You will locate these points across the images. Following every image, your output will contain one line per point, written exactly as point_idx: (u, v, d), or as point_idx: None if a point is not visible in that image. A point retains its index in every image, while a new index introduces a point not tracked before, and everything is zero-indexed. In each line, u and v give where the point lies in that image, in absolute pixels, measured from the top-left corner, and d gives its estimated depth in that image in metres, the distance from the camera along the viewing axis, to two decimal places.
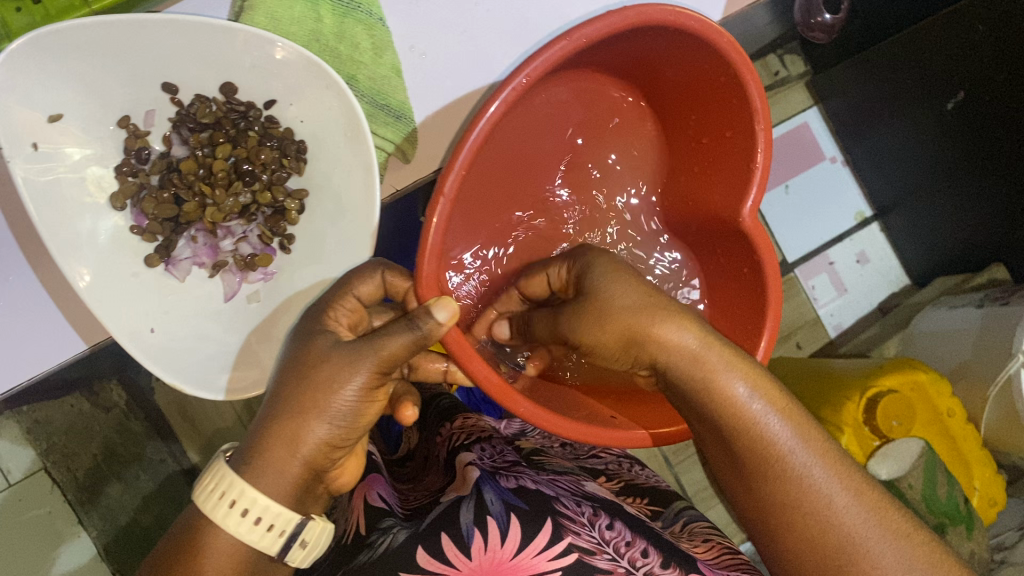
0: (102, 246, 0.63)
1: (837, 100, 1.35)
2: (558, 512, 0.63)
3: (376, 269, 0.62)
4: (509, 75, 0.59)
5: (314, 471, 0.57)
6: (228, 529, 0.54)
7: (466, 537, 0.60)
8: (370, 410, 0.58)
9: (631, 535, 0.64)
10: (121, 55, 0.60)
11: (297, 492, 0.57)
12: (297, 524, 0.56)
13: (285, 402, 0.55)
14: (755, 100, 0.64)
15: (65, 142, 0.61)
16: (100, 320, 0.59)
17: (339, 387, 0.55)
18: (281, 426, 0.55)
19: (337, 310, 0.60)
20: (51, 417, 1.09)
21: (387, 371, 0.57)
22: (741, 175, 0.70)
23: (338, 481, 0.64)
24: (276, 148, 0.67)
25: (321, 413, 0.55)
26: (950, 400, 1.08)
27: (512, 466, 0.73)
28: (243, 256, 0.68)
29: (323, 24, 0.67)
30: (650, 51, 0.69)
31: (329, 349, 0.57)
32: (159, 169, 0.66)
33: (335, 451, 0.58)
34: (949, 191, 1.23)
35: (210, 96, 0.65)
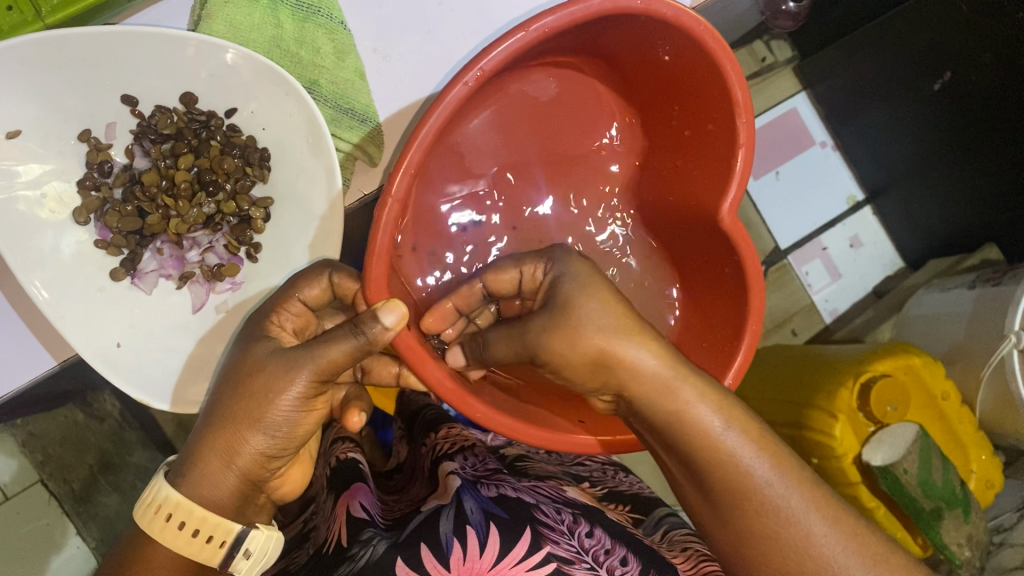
0: (65, 262, 0.63)
1: (825, 85, 1.34)
2: (538, 521, 0.62)
3: (321, 272, 0.62)
4: (462, 69, 0.58)
5: (251, 481, 0.60)
6: (165, 541, 0.56)
7: (445, 546, 0.59)
8: (307, 418, 0.60)
9: (610, 544, 0.64)
10: (77, 70, 0.59)
11: (235, 500, 0.59)
12: (238, 534, 0.58)
13: (222, 412, 0.58)
14: (738, 92, 0.64)
15: (23, 159, 0.61)
16: (65, 337, 0.59)
17: (277, 397, 0.57)
18: (217, 438, 0.58)
19: (281, 315, 0.62)
20: (45, 430, 1.07)
21: (324, 380, 0.58)
22: (720, 168, 0.69)
23: (280, 490, 0.66)
24: (239, 157, 0.67)
25: (255, 424, 0.57)
26: (944, 383, 1.07)
27: (493, 475, 0.74)
28: (210, 266, 0.68)
29: (283, 30, 0.66)
30: (630, 41, 0.68)
31: (269, 356, 0.58)
32: (122, 182, 0.66)
33: (271, 461, 0.61)
34: (937, 174, 1.22)
35: (170, 106, 0.64)
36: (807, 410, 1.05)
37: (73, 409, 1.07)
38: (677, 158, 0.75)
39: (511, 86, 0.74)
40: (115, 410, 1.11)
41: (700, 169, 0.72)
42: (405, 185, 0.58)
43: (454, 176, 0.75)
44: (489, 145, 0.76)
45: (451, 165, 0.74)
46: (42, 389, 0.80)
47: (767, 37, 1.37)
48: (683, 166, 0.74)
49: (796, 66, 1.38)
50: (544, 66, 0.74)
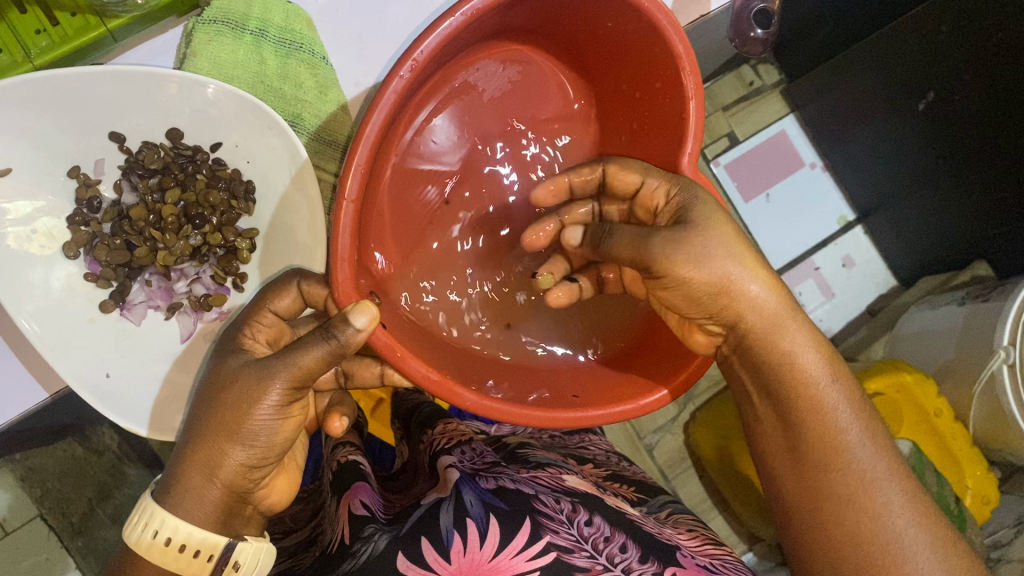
0: (55, 295, 0.64)
1: (812, 107, 1.36)
2: (538, 511, 0.66)
3: (289, 281, 0.64)
4: (397, 61, 0.59)
5: (235, 493, 0.61)
6: (154, 559, 0.56)
7: (446, 540, 0.61)
8: (286, 426, 0.61)
9: (610, 532, 0.67)
10: (63, 108, 0.61)
11: (221, 514, 0.60)
12: (225, 547, 0.59)
13: (202, 428, 0.59)
14: (679, 47, 0.64)
15: (12, 195, 0.62)
16: (54, 367, 0.60)
17: (254, 406, 0.58)
18: (197, 454, 0.59)
19: (253, 329, 0.64)
20: (44, 464, 1.08)
21: (301, 386, 0.60)
22: (673, 127, 0.69)
23: (267, 500, 0.66)
24: (225, 190, 0.69)
25: (234, 435, 0.59)
26: (936, 401, 1.09)
27: (492, 467, 0.76)
28: (198, 296, 0.69)
29: (266, 66, 0.69)
30: (572, 11, 0.68)
31: (243, 367, 0.60)
32: (111, 217, 0.67)
33: (254, 471, 0.62)
34: (925, 193, 1.23)
35: (157, 142, 0.66)
36: None
37: (71, 442, 1.06)
38: (633, 122, 0.75)
39: (457, 75, 0.74)
40: (112, 443, 1.10)
41: (656, 132, 0.72)
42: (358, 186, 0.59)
43: (408, 171, 0.75)
44: (447, 141, 0.77)
45: (409, 154, 0.75)
46: (37, 423, 0.80)
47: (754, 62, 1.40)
48: (637, 127, 0.75)
49: (783, 89, 1.40)
50: (493, 52, 0.75)
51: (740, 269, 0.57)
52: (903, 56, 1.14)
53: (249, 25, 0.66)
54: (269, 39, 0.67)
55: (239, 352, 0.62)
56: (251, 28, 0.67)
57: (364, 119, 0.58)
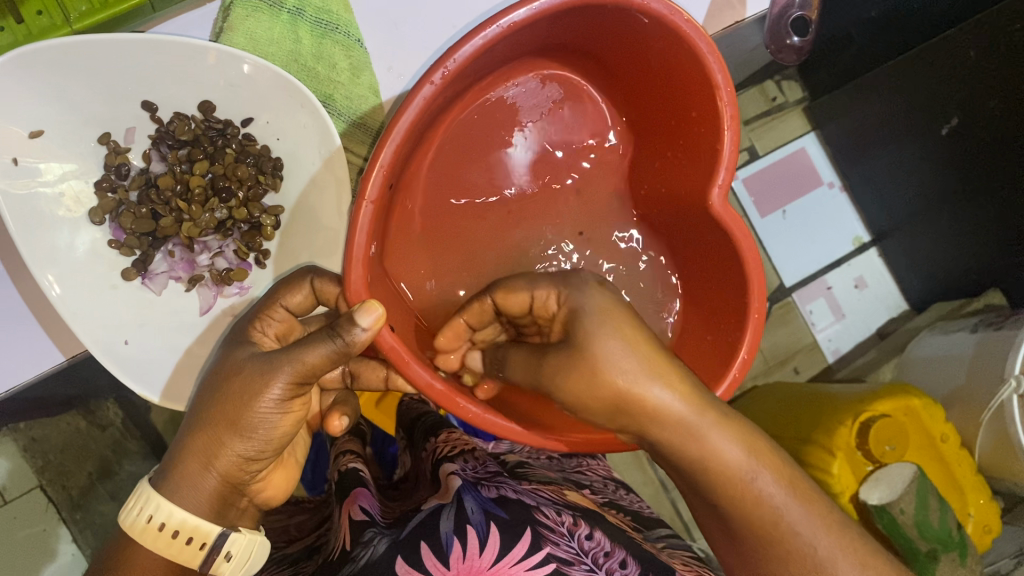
0: (79, 259, 0.64)
1: (835, 127, 1.36)
2: (539, 522, 0.66)
3: (301, 277, 0.63)
4: (430, 67, 0.57)
5: (231, 484, 0.60)
6: (146, 543, 0.55)
7: (446, 545, 0.62)
8: (286, 421, 0.59)
9: (610, 548, 0.68)
10: (99, 73, 0.61)
11: (217, 504, 0.59)
12: (217, 536, 0.57)
13: (202, 418, 0.58)
14: (717, 74, 0.62)
15: (43, 158, 0.62)
16: (73, 329, 0.60)
17: (255, 399, 0.57)
18: (196, 443, 0.58)
19: (263, 323, 0.62)
20: (47, 435, 1.09)
21: (305, 381, 0.58)
22: (706, 151, 0.67)
23: (262, 494, 0.64)
24: (253, 165, 0.68)
25: (234, 426, 0.57)
26: (944, 425, 1.05)
27: (493, 477, 0.77)
28: (220, 270, 0.69)
29: (301, 46, 0.69)
30: (607, 32, 0.67)
31: (248, 359, 0.58)
32: (138, 185, 0.67)
33: (252, 464, 0.60)
34: (943, 218, 1.23)
35: (189, 114, 0.66)
36: (807, 446, 1.03)
37: (76, 416, 1.08)
38: (667, 148, 0.73)
39: (492, 89, 0.73)
40: (117, 419, 1.11)
41: (691, 158, 0.70)
42: (380, 185, 0.58)
43: (445, 190, 0.74)
44: (471, 156, 0.74)
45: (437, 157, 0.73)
46: (49, 391, 0.81)
47: (779, 78, 1.36)
48: (671, 153, 0.72)
49: (807, 107, 1.38)
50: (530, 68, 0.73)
51: (644, 377, 0.46)
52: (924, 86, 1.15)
53: (287, 3, 0.67)
54: (306, 19, 0.67)
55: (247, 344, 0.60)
56: (288, 7, 0.67)
57: (402, 109, 0.57)
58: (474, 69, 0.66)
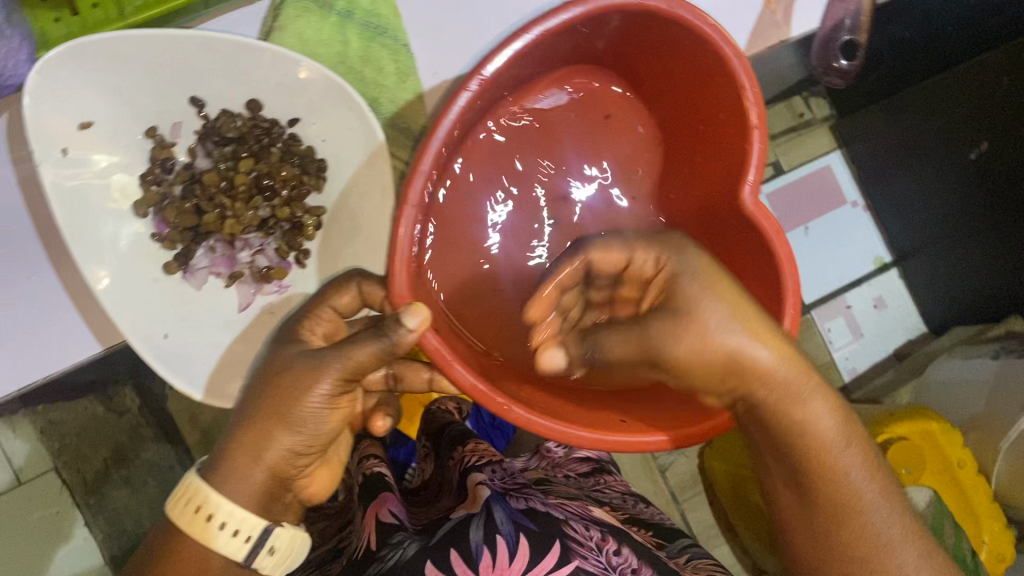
0: (122, 252, 0.64)
1: (862, 145, 1.35)
2: (568, 535, 0.66)
3: (349, 280, 0.63)
4: (463, 80, 0.59)
5: (279, 478, 0.59)
6: (194, 534, 0.56)
7: (475, 554, 0.64)
8: (333, 416, 0.60)
9: (637, 563, 0.67)
10: (152, 68, 0.62)
11: (264, 498, 0.59)
12: (263, 530, 0.57)
13: (252, 413, 0.57)
14: (739, 71, 0.61)
15: (92, 150, 0.63)
16: (115, 321, 0.60)
17: (305, 394, 0.57)
18: (247, 434, 0.57)
19: (311, 322, 0.62)
20: (66, 418, 1.09)
21: (354, 378, 0.58)
22: (732, 153, 0.66)
23: (306, 490, 0.65)
24: (297, 165, 0.68)
25: (285, 420, 0.57)
26: (961, 451, 1.05)
27: (522, 488, 0.77)
28: (260, 268, 0.70)
29: (349, 48, 0.69)
30: (634, 38, 0.67)
31: (298, 356, 0.58)
32: (183, 180, 0.67)
33: (299, 458, 0.60)
34: (970, 243, 1.21)
35: (236, 111, 0.66)
36: None
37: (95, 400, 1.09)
38: (697, 152, 0.72)
39: (524, 102, 0.73)
40: (134, 406, 1.12)
41: (719, 162, 0.69)
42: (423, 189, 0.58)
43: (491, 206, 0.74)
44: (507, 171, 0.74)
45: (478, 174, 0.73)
46: (74, 377, 0.82)
47: (807, 94, 1.37)
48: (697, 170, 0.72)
49: (833, 125, 1.38)
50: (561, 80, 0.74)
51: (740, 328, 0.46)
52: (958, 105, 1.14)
53: (336, 5, 0.68)
54: (354, 21, 0.68)
55: (296, 342, 0.60)
56: (338, 9, 0.68)
57: (445, 108, 0.58)
58: (510, 80, 0.67)
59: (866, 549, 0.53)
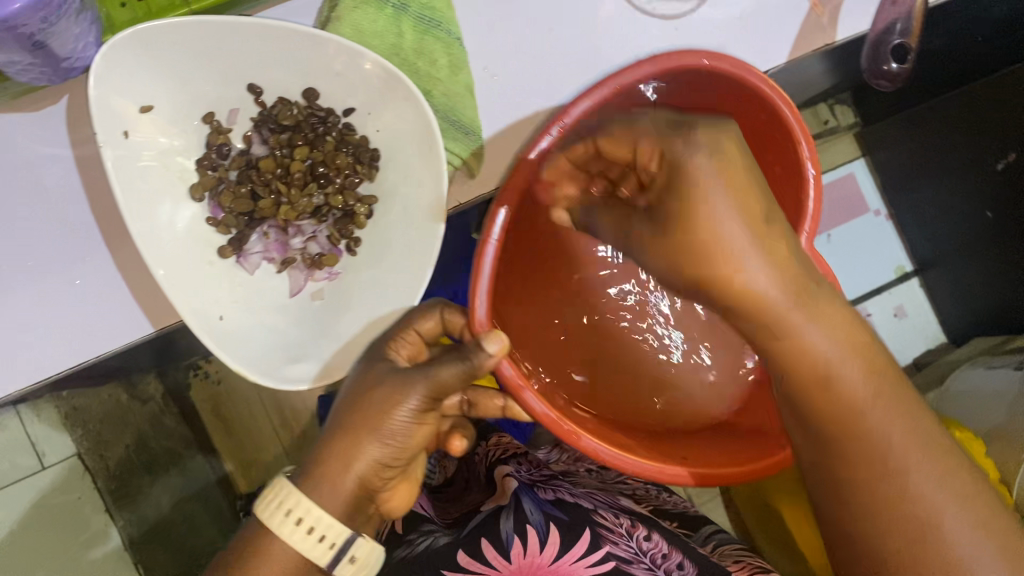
0: (178, 234, 0.65)
1: (886, 153, 1.34)
2: (597, 523, 0.72)
3: (434, 305, 0.63)
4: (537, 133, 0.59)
5: (368, 490, 0.60)
6: (283, 537, 0.56)
7: (507, 542, 0.69)
8: (421, 430, 0.61)
9: (666, 548, 0.72)
10: (215, 53, 0.63)
11: (349, 508, 0.59)
12: (347, 538, 0.57)
13: (343, 427, 0.59)
14: (789, 116, 0.61)
15: (152, 133, 0.64)
16: (171, 299, 0.61)
17: (391, 412, 0.58)
18: (337, 447, 0.59)
19: (399, 344, 0.62)
20: (90, 405, 1.10)
21: (439, 397, 0.60)
22: (792, 205, 0.66)
23: (389, 504, 0.63)
24: (351, 155, 0.69)
25: (375, 433, 0.59)
26: (985, 460, 1.02)
27: (549, 480, 0.81)
28: (312, 254, 0.70)
29: (403, 40, 0.70)
30: (693, 93, 0.68)
31: (387, 373, 0.60)
32: (238, 165, 0.69)
33: (387, 471, 0.61)
34: (994, 254, 1.19)
35: (292, 100, 0.67)
36: None
37: (120, 388, 1.10)
38: None
39: None
40: (158, 394, 1.15)
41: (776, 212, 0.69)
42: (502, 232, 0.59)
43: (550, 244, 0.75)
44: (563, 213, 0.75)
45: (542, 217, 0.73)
46: (111, 364, 0.83)
47: (833, 100, 1.35)
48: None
49: (858, 132, 1.36)
50: None
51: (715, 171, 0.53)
52: (983, 119, 1.15)
53: None
54: (410, 13, 0.69)
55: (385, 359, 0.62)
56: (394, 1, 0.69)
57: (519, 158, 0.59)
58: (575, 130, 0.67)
59: (902, 505, 0.54)
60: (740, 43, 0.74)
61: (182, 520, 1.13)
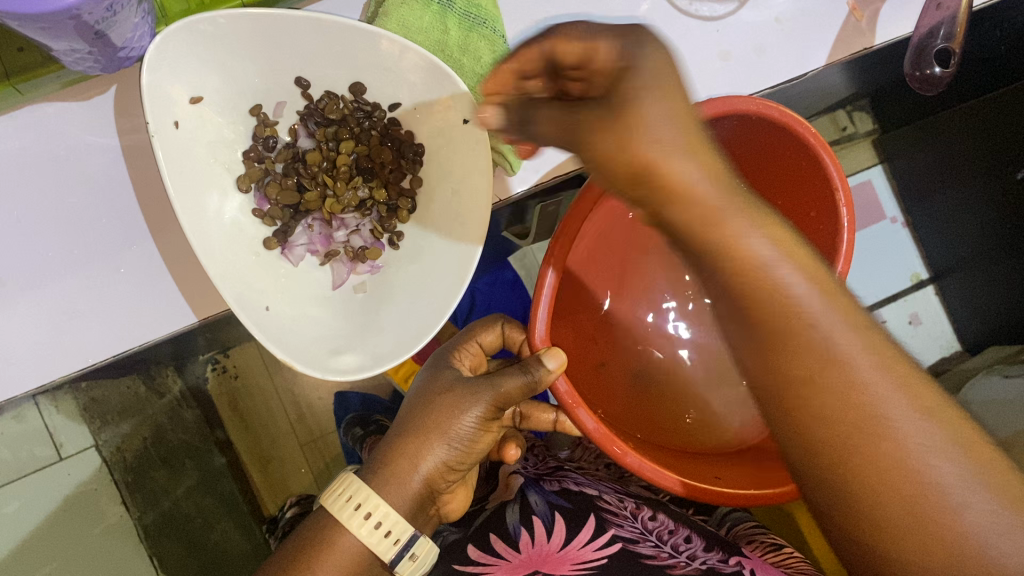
0: (225, 225, 0.66)
1: (903, 161, 1.32)
2: (601, 508, 0.75)
3: (496, 321, 0.74)
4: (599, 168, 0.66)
5: (431, 489, 0.67)
6: (352, 530, 0.62)
7: (514, 533, 0.72)
8: (483, 438, 0.68)
9: (673, 526, 0.75)
10: (266, 45, 0.63)
11: (414, 505, 0.66)
12: (410, 535, 0.63)
13: (413, 428, 0.66)
14: (827, 162, 0.69)
15: (202, 123, 0.65)
16: (220, 287, 0.61)
17: (458, 415, 0.66)
18: (405, 445, 0.66)
19: (461, 353, 0.71)
20: (108, 396, 1.09)
21: (501, 408, 0.67)
22: (826, 239, 0.74)
23: (448, 506, 0.71)
24: (394, 149, 0.70)
25: (442, 435, 0.66)
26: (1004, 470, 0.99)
27: (555, 472, 0.85)
28: (355, 247, 0.71)
29: (448, 36, 0.70)
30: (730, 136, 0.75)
31: (456, 381, 0.68)
32: (284, 158, 0.70)
33: (450, 473, 0.68)
34: (1011, 263, 1.16)
35: (339, 94, 0.69)
36: None
37: (138, 379, 1.10)
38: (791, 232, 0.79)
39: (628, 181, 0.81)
40: (174, 387, 1.16)
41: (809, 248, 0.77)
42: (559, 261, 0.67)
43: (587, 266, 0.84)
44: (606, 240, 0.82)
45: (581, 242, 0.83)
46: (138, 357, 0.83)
47: (850, 106, 1.37)
48: None
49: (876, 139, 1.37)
50: None
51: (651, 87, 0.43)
52: (999, 129, 1.15)
53: None
54: (454, 10, 0.69)
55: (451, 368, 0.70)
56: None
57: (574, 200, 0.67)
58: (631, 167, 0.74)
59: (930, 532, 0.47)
60: (780, 45, 0.75)
61: (199, 512, 1.11)
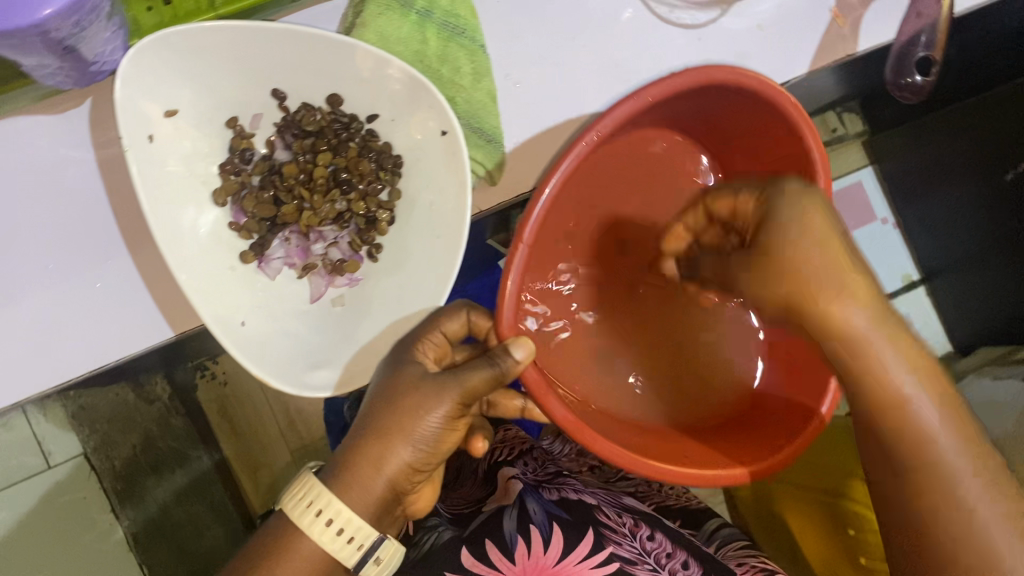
0: (202, 240, 0.66)
1: (894, 162, 1.33)
2: (601, 523, 0.75)
3: (462, 307, 0.66)
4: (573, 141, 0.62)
5: (396, 492, 0.63)
6: (312, 535, 0.59)
7: (511, 542, 0.71)
8: (450, 435, 0.64)
9: (672, 548, 0.75)
10: (241, 57, 0.63)
11: (379, 509, 0.62)
12: (375, 539, 0.60)
13: (375, 428, 0.62)
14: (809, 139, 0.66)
15: (176, 136, 0.64)
16: (194, 303, 0.60)
17: (422, 414, 0.61)
18: (366, 449, 0.61)
19: (425, 344, 0.65)
20: (97, 404, 1.06)
21: (467, 402, 0.63)
22: None
23: (415, 506, 0.69)
24: (374, 161, 0.70)
25: (406, 436, 0.61)
26: None
27: (554, 479, 0.84)
28: (333, 260, 0.71)
29: (427, 47, 0.71)
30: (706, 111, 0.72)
31: (418, 377, 0.63)
32: (261, 170, 0.69)
33: (415, 475, 0.64)
34: (1000, 265, 1.15)
35: (316, 106, 0.68)
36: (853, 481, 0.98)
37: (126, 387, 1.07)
38: None
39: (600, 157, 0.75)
40: (164, 394, 1.13)
41: None
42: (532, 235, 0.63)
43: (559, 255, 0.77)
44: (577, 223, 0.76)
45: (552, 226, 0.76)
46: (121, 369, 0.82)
47: (840, 109, 1.36)
48: None
49: (866, 140, 1.37)
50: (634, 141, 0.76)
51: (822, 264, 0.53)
52: (986, 130, 1.14)
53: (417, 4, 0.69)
54: (434, 20, 0.70)
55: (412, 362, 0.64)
56: (418, 8, 0.70)
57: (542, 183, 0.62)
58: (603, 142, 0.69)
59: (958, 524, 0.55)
60: (763, 52, 0.74)
61: (189, 520, 1.11)
